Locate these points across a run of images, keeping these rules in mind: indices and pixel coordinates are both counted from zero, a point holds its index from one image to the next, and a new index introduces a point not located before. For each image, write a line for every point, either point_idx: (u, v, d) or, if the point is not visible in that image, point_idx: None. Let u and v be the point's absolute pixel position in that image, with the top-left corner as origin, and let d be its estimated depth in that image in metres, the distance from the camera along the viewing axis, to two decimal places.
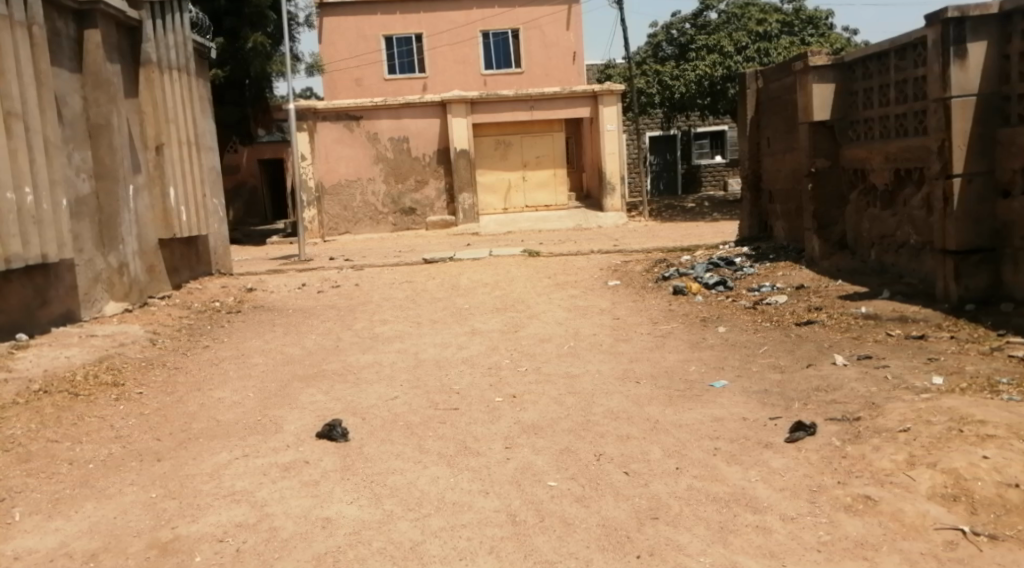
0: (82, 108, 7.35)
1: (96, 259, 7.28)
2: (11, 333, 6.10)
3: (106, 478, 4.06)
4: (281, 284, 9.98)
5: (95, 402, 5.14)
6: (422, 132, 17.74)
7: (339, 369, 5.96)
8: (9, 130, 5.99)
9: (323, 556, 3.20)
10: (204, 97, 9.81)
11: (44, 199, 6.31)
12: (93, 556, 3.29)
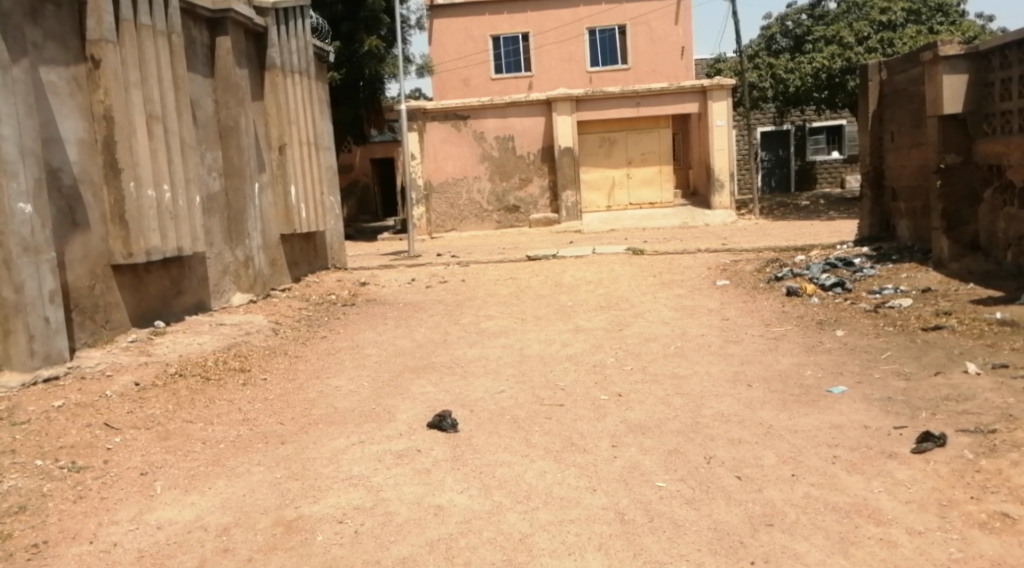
0: (214, 111, 7.78)
1: (225, 253, 7.70)
2: (150, 321, 6.52)
3: (235, 458, 4.31)
4: (393, 279, 10.27)
5: (225, 386, 5.45)
6: (528, 130, 17.87)
7: (447, 362, 6.10)
8: (150, 132, 6.41)
9: (435, 543, 3.30)
10: (323, 99, 10.19)
11: (180, 196, 6.72)
12: (226, 530, 3.51)
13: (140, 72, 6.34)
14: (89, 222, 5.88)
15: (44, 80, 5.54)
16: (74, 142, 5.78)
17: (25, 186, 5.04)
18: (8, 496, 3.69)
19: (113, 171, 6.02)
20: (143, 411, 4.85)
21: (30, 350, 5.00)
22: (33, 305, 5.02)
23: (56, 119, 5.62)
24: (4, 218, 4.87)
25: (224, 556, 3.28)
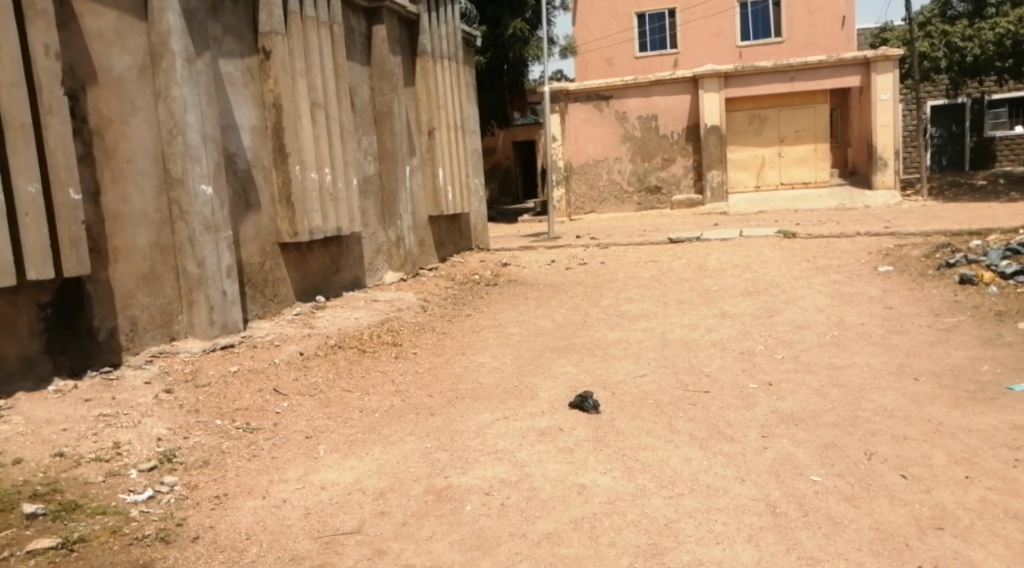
0: (370, 97, 8.11)
1: (378, 233, 8.05)
2: (312, 296, 6.92)
3: (389, 427, 4.53)
4: (535, 260, 10.40)
5: (379, 358, 5.73)
6: (672, 109, 17.52)
7: (588, 344, 6.14)
8: (314, 118, 6.78)
9: (580, 521, 3.33)
10: (471, 83, 10.38)
11: (339, 179, 7.07)
12: (382, 493, 3.67)
13: (305, 61, 6.70)
14: (259, 203, 6.30)
15: (223, 71, 5.97)
16: (248, 129, 6.20)
17: (207, 170, 5.46)
18: (193, 451, 4.04)
19: (281, 156, 6.41)
20: (307, 379, 5.18)
21: (210, 319, 5.45)
22: (212, 278, 5.46)
23: (232, 108, 6.05)
24: (189, 199, 5.31)
25: (381, 518, 3.43)
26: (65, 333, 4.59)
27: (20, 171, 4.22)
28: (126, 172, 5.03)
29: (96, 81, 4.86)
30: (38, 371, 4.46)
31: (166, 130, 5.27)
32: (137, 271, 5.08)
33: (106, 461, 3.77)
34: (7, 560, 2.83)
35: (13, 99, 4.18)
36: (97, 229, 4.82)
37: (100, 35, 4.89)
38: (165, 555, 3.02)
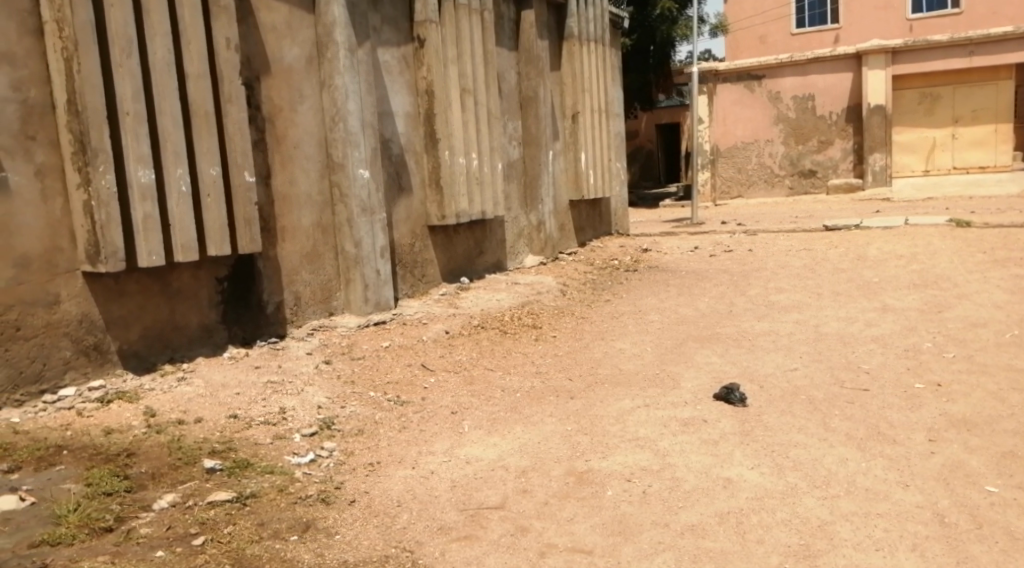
0: (517, 82, 8.21)
1: (520, 217, 8.18)
2: (457, 277, 7.14)
3: (531, 407, 4.62)
4: (676, 246, 10.25)
5: (520, 340, 5.84)
6: (829, 89, 16.70)
7: (734, 334, 6.03)
8: (463, 104, 6.92)
9: (726, 515, 3.30)
10: (615, 66, 10.26)
11: (486, 163, 7.19)
12: (524, 472, 3.75)
13: (456, 49, 6.86)
14: (411, 186, 6.56)
15: (381, 60, 6.25)
16: (402, 115, 6.46)
17: (365, 155, 5.72)
18: (350, 419, 4.29)
19: (432, 141, 6.63)
20: (453, 357, 5.37)
21: (364, 297, 5.75)
22: (367, 258, 5.75)
23: (389, 95, 6.32)
24: (348, 182, 5.59)
25: (524, 496, 3.51)
26: (237, 306, 4.99)
27: (204, 156, 4.60)
28: (293, 156, 5.37)
29: (269, 71, 5.21)
30: (215, 339, 4.86)
31: (329, 117, 5.57)
32: (301, 250, 5.42)
33: (274, 424, 4.08)
34: (191, 509, 3.12)
35: (199, 89, 4.55)
36: (267, 210, 5.18)
37: (274, 28, 5.23)
38: (326, 515, 3.22)
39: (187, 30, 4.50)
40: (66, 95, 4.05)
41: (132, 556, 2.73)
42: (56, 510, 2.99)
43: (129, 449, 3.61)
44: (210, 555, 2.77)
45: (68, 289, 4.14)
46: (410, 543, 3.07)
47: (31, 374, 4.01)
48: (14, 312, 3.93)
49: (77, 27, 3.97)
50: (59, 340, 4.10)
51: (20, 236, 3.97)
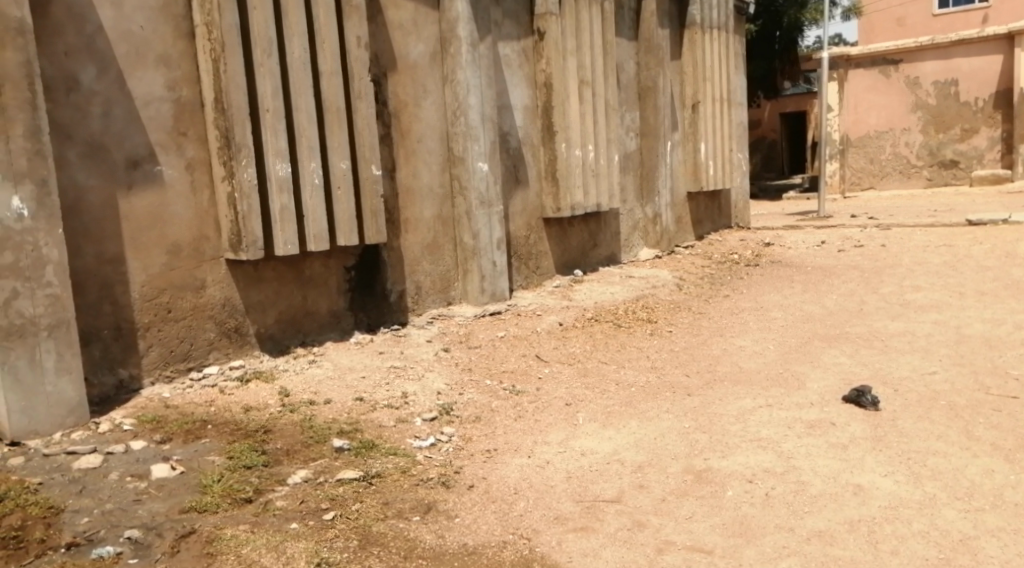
0: (636, 73, 8.13)
1: (635, 209, 8.13)
2: (571, 269, 7.16)
3: (646, 402, 4.52)
4: (801, 240, 9.90)
5: (635, 334, 5.75)
6: (976, 73, 15.68)
7: (865, 334, 5.80)
8: (581, 96, 6.87)
9: (856, 523, 3.14)
10: (739, 53, 9.95)
11: (602, 155, 7.15)
12: (640, 467, 3.67)
13: (577, 40, 6.84)
14: (528, 179, 6.64)
15: (501, 54, 6.35)
16: (521, 108, 6.55)
17: (484, 148, 5.81)
18: (467, 406, 4.38)
19: (549, 134, 6.68)
20: (566, 348, 5.36)
21: (481, 287, 5.85)
22: (485, 249, 5.84)
23: (508, 89, 6.42)
24: (468, 175, 5.70)
25: (640, 491, 3.44)
26: (363, 294, 5.20)
27: (335, 150, 4.81)
28: (416, 150, 5.53)
29: (396, 68, 5.39)
30: (342, 325, 5.08)
31: (451, 111, 5.71)
32: (423, 241, 5.59)
33: (396, 408, 4.22)
34: (322, 484, 3.28)
35: (332, 87, 4.77)
36: (392, 202, 5.37)
37: (401, 25, 5.41)
38: (446, 498, 3.30)
39: (321, 30, 4.72)
40: (213, 94, 4.32)
41: (269, 527, 2.90)
42: (203, 480, 3.22)
43: (266, 426, 3.83)
44: (339, 530, 2.91)
45: (213, 275, 4.43)
46: (526, 530, 3.09)
47: (180, 353, 4.31)
48: (166, 295, 4.23)
49: (224, 29, 4.22)
50: (205, 323, 4.40)
51: (171, 225, 4.26)
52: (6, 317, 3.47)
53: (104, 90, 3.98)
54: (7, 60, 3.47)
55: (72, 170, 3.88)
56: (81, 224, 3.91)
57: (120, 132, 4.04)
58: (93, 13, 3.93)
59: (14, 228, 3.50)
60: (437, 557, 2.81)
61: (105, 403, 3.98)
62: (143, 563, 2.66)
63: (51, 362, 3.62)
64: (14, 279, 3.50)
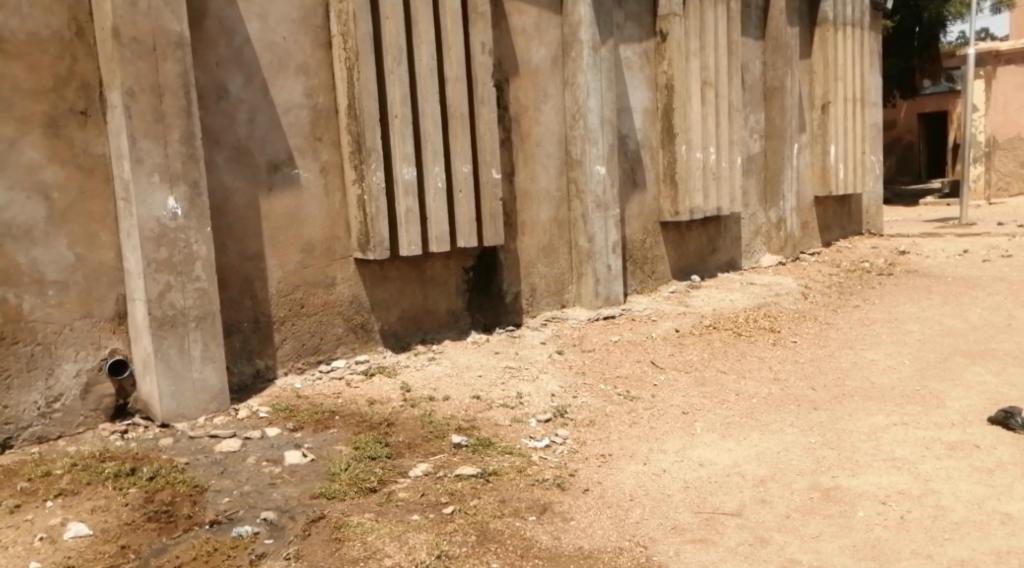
0: (762, 73, 7.90)
1: (758, 214, 7.92)
2: (687, 274, 7.04)
3: (768, 414, 4.37)
4: (938, 249, 9.36)
5: (756, 343, 5.59)
6: None
7: (1012, 351, 5.43)
8: (704, 97, 6.75)
9: (1004, 554, 2.88)
10: (874, 51, 9.36)
11: (724, 158, 7.00)
12: (762, 481, 3.52)
13: (700, 41, 6.70)
14: (646, 182, 6.58)
15: (623, 57, 6.33)
16: (641, 111, 6.51)
17: (603, 151, 5.80)
18: (582, 409, 4.36)
19: (669, 136, 6.60)
20: (683, 356, 5.26)
21: (595, 291, 5.84)
22: (600, 253, 5.83)
23: (629, 91, 6.40)
24: (585, 178, 5.71)
25: (763, 506, 3.30)
26: (480, 294, 5.31)
27: (457, 154, 4.92)
28: (536, 154, 5.58)
29: (518, 73, 5.46)
30: (461, 324, 5.20)
31: (571, 114, 5.73)
32: (539, 244, 5.64)
33: (512, 408, 4.27)
34: (441, 479, 3.36)
35: (456, 92, 4.88)
36: (510, 205, 5.45)
37: (523, 30, 5.47)
38: (561, 500, 3.29)
39: (448, 37, 4.84)
40: (346, 101, 4.50)
41: (392, 517, 3.00)
42: (330, 469, 3.36)
43: (389, 419, 3.96)
44: (458, 524, 2.97)
45: (343, 274, 4.62)
46: (643, 538, 3.02)
47: (311, 347, 4.51)
48: (300, 291, 4.44)
49: (358, 38, 4.41)
50: (334, 318, 4.59)
51: (307, 224, 4.47)
52: (161, 309, 3.73)
53: (250, 98, 4.22)
54: (167, 71, 3.74)
55: (219, 173, 4.13)
56: (226, 223, 4.15)
57: (263, 137, 4.27)
58: (242, 26, 4.17)
59: (169, 226, 3.75)
60: (553, 558, 2.81)
61: (244, 391, 4.21)
62: (277, 544, 2.81)
63: (197, 351, 3.86)
64: (168, 273, 3.75)
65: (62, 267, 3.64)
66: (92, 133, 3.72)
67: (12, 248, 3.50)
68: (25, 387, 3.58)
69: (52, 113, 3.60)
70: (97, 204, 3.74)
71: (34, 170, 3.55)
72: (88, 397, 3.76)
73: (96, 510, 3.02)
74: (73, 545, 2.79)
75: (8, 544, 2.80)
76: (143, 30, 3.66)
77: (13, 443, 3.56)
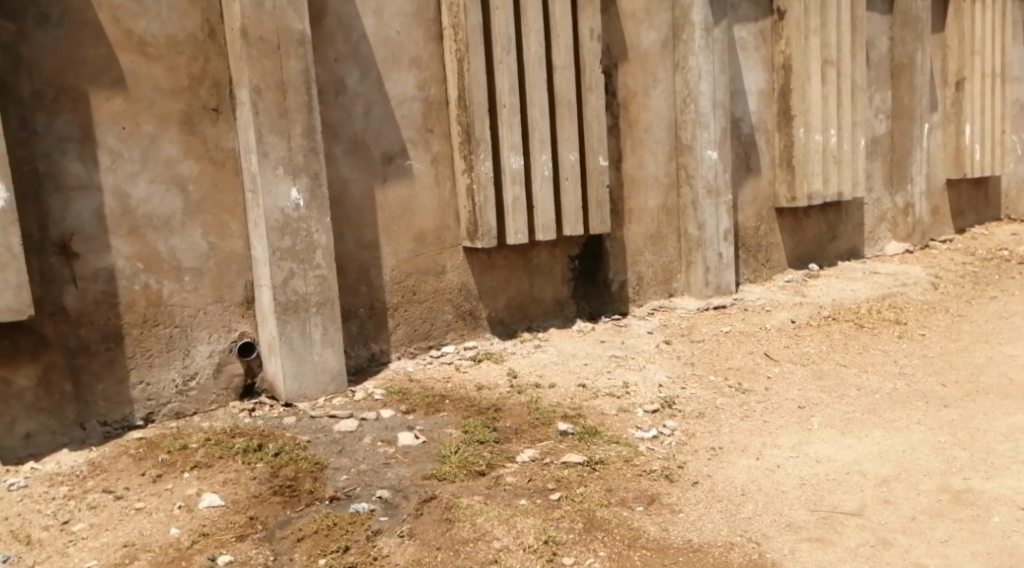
0: (889, 49, 7.54)
1: (883, 199, 7.60)
2: (805, 263, 6.85)
3: (893, 411, 4.21)
4: None
5: (879, 335, 5.37)
6: None
7: None
8: (824, 77, 6.52)
9: None
10: (1020, 20, 8.70)
11: (846, 140, 6.74)
12: (886, 481, 3.41)
13: (821, 18, 6.45)
14: (760, 167, 6.45)
15: (736, 37, 6.19)
16: (755, 93, 6.36)
17: (714, 135, 5.70)
18: (691, 400, 4.32)
19: (787, 118, 6.44)
20: (800, 348, 5.13)
21: (705, 280, 5.78)
22: (711, 241, 5.76)
23: (742, 73, 6.27)
24: (696, 163, 5.65)
25: (885, 506, 3.19)
26: (586, 282, 5.35)
27: (565, 142, 4.96)
28: (644, 140, 5.56)
29: (627, 58, 5.44)
30: (566, 312, 5.27)
31: (681, 99, 5.66)
32: (646, 231, 5.63)
33: (618, 397, 4.30)
34: (548, 465, 3.44)
35: (564, 80, 4.91)
36: (617, 192, 5.46)
37: (633, 14, 5.44)
38: (670, 491, 3.29)
39: (556, 25, 4.86)
40: (457, 92, 4.60)
41: (500, 501, 3.10)
42: (442, 451, 3.50)
43: (496, 405, 4.07)
44: (565, 511, 3.04)
45: (452, 262, 4.75)
46: (756, 534, 2.98)
47: (422, 332, 4.68)
48: (412, 279, 4.60)
49: (469, 29, 4.49)
50: (444, 305, 4.74)
51: (419, 214, 4.62)
52: (285, 294, 3.95)
53: (366, 91, 4.39)
54: (290, 68, 3.93)
55: (338, 165, 4.31)
56: (344, 213, 4.34)
57: (378, 130, 4.43)
58: (358, 22, 4.34)
59: (292, 217, 3.96)
60: (661, 549, 2.83)
61: (359, 374, 4.42)
62: (392, 522, 2.95)
63: (318, 335, 4.07)
64: (292, 261, 3.96)
65: (197, 255, 3.91)
66: (223, 129, 3.96)
67: (153, 238, 3.78)
68: (165, 365, 3.87)
69: (187, 110, 3.84)
70: (228, 196, 3.98)
71: (172, 164, 3.81)
72: (220, 376, 4.03)
73: (228, 482, 3.25)
74: (207, 514, 3.02)
75: (152, 511, 3.06)
76: (269, 29, 3.85)
77: (155, 418, 3.86)
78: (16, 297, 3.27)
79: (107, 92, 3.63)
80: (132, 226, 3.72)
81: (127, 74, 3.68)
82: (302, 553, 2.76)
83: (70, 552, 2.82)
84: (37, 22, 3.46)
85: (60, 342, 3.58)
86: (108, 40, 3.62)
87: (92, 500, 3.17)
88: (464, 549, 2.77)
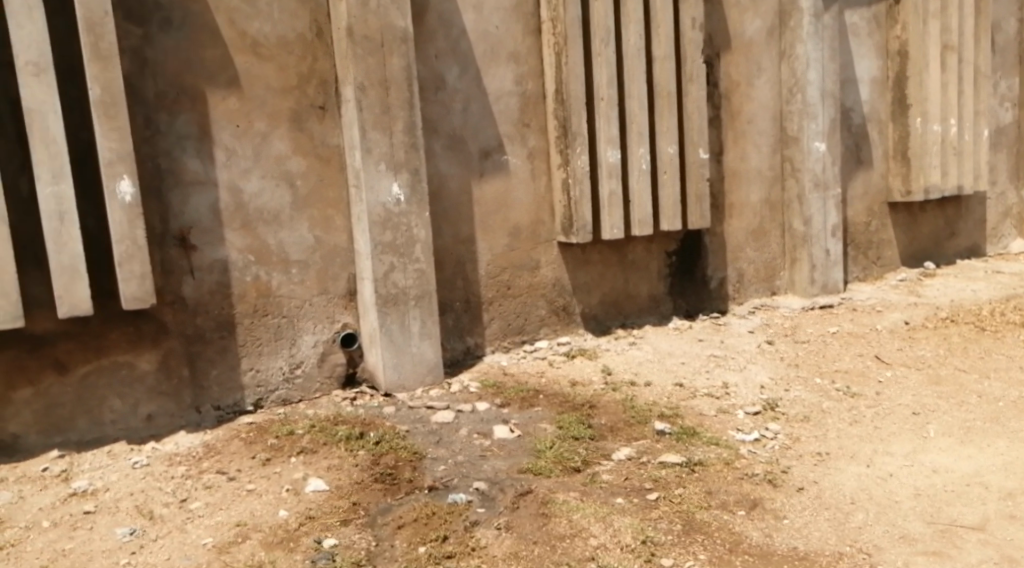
0: (1017, 32, 7.09)
1: (1008, 193, 7.17)
2: (920, 261, 6.53)
3: (1019, 420, 3.97)
4: None
5: (1002, 339, 5.07)
6: None
7: None
8: (944, 64, 6.19)
9: None
10: None
11: (967, 131, 6.38)
12: (1011, 495, 3.22)
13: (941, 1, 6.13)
14: (872, 159, 6.18)
15: (848, 24, 5.94)
16: (868, 82, 6.10)
17: (822, 127, 5.51)
18: (795, 403, 4.19)
19: (901, 108, 6.16)
20: (913, 350, 4.90)
21: (810, 277, 5.59)
22: (817, 237, 5.57)
23: (854, 61, 6.02)
24: (802, 156, 5.47)
25: (1011, 522, 3.01)
26: (683, 279, 5.27)
27: (663, 134, 4.89)
28: (746, 132, 5.42)
29: (730, 47, 5.30)
30: (662, 309, 5.20)
31: (787, 89, 5.49)
32: (748, 227, 5.49)
33: (718, 398, 4.21)
34: (645, 465, 3.40)
35: (664, 72, 4.83)
36: (718, 186, 5.34)
37: (737, 3, 5.30)
38: (774, 497, 3.20)
39: (657, 16, 4.78)
40: (555, 85, 4.59)
41: (596, 498, 3.09)
42: (537, 446, 3.51)
43: (591, 401, 4.05)
44: (663, 512, 3.00)
45: (547, 257, 4.76)
46: (867, 545, 2.87)
47: (516, 326, 4.70)
48: (507, 273, 4.63)
49: (567, 23, 4.48)
50: (538, 300, 4.75)
51: (515, 208, 4.64)
52: (385, 287, 4.04)
53: (465, 87, 4.43)
54: (393, 65, 4.00)
55: (437, 161, 4.37)
56: (442, 207, 4.40)
57: (476, 125, 4.48)
58: (459, 18, 4.38)
59: (394, 211, 4.04)
60: (765, 556, 2.76)
61: (455, 366, 4.48)
62: (489, 513, 2.98)
63: (416, 327, 4.15)
64: (392, 255, 4.05)
65: (304, 248, 4.04)
66: (329, 126, 4.07)
67: (264, 231, 3.93)
68: (273, 353, 4.01)
69: (296, 109, 3.97)
70: (333, 191, 4.09)
71: (281, 161, 3.95)
72: (324, 365, 4.16)
73: (331, 468, 3.36)
74: (313, 498, 3.13)
75: (261, 492, 3.19)
76: (373, 28, 3.94)
77: (264, 404, 4.01)
78: (140, 287, 3.46)
79: (223, 92, 3.79)
80: (245, 220, 3.88)
81: (241, 74, 3.83)
82: (402, 540, 2.82)
83: (187, 528, 2.97)
84: (161, 26, 3.64)
85: (178, 330, 3.77)
86: (224, 42, 3.78)
87: (207, 479, 3.32)
88: (561, 545, 2.77)
